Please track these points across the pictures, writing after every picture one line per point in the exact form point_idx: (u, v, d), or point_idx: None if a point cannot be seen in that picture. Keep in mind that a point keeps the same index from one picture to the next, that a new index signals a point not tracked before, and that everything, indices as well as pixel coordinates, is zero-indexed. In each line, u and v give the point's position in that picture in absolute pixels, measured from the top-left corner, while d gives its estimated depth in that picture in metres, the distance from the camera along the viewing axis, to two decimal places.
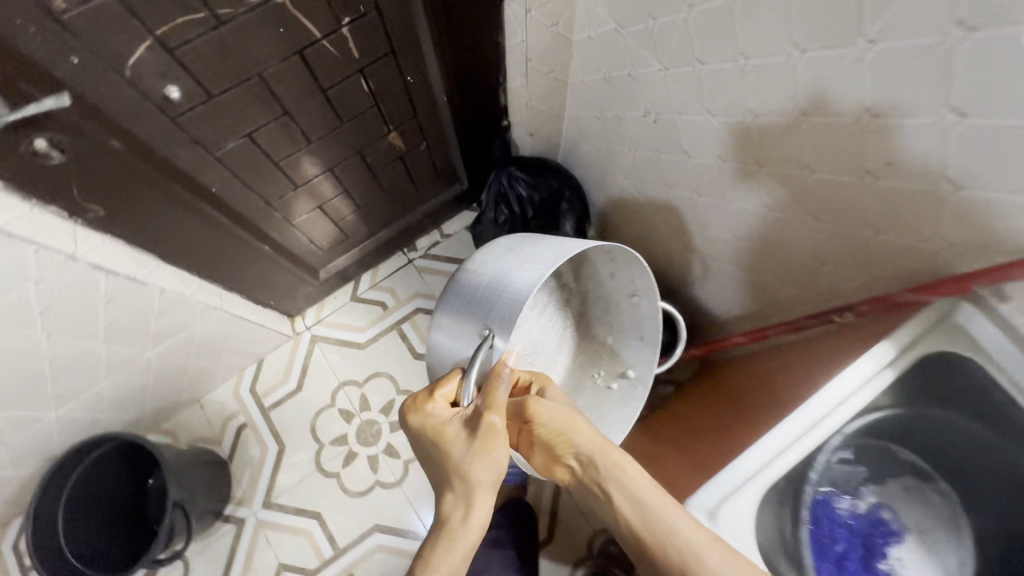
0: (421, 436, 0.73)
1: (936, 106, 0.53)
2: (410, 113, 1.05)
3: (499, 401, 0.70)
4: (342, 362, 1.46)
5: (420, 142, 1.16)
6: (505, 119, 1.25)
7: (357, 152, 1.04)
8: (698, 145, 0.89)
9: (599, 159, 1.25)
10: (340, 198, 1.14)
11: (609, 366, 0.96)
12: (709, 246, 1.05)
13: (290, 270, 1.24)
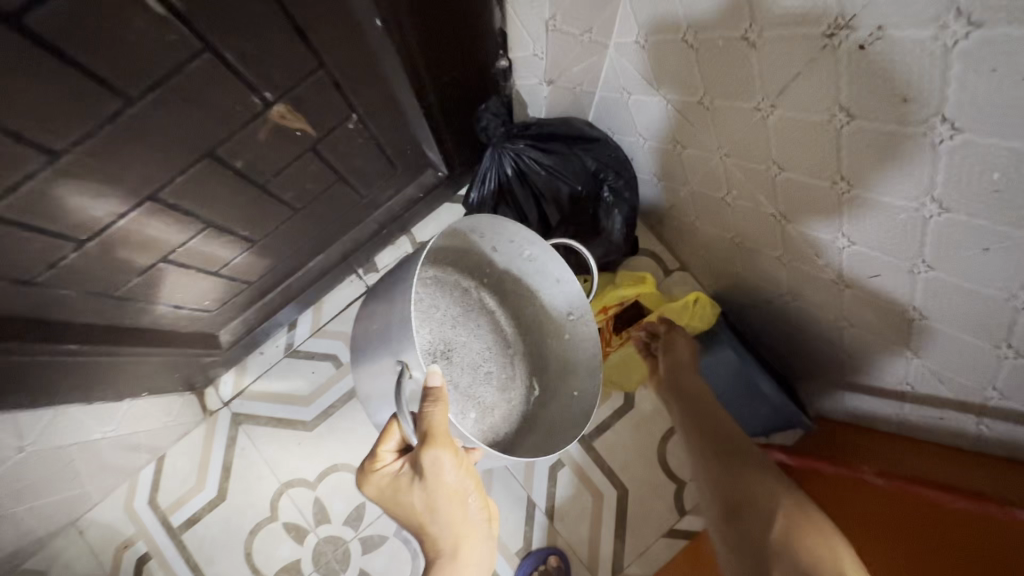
0: (383, 498, 0.61)
1: None
2: (309, 60, 0.55)
3: (442, 434, 0.57)
4: (282, 449, 1.04)
5: (346, 114, 0.67)
6: (502, 56, 0.76)
7: (217, 146, 0.57)
8: (880, 146, 0.47)
9: (654, 135, 0.78)
10: (205, 236, 0.68)
11: (560, 329, 0.79)
12: (854, 288, 0.64)
13: (150, 349, 0.78)
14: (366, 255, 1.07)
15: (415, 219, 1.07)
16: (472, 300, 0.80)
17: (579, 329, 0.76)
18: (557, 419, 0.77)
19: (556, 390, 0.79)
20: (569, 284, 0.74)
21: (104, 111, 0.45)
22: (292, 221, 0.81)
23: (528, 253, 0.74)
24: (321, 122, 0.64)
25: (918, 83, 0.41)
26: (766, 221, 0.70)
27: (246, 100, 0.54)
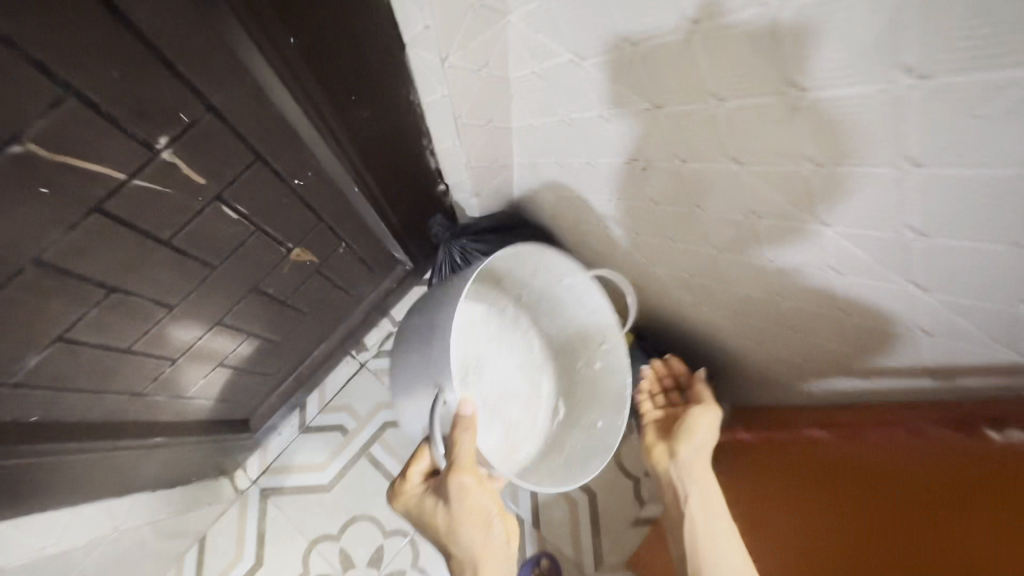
0: (413, 515, 0.71)
1: None
2: (316, 221, 0.76)
3: (465, 460, 0.65)
4: (308, 513, 1.15)
5: (339, 245, 0.85)
6: (441, 180, 0.96)
7: (255, 288, 0.74)
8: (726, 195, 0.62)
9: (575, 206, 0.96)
10: (247, 342, 0.83)
11: (586, 359, 0.91)
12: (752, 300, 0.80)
13: (200, 442, 0.92)
14: (356, 336, 1.21)
15: (392, 301, 1.23)
16: (508, 317, 0.93)
17: (598, 356, 0.89)
18: (565, 433, 0.90)
19: (578, 414, 0.90)
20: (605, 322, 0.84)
21: (196, 280, 0.64)
22: (304, 325, 0.95)
23: (562, 283, 0.85)
24: (323, 252, 0.82)
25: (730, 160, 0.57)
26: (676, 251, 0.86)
27: (275, 254, 0.73)
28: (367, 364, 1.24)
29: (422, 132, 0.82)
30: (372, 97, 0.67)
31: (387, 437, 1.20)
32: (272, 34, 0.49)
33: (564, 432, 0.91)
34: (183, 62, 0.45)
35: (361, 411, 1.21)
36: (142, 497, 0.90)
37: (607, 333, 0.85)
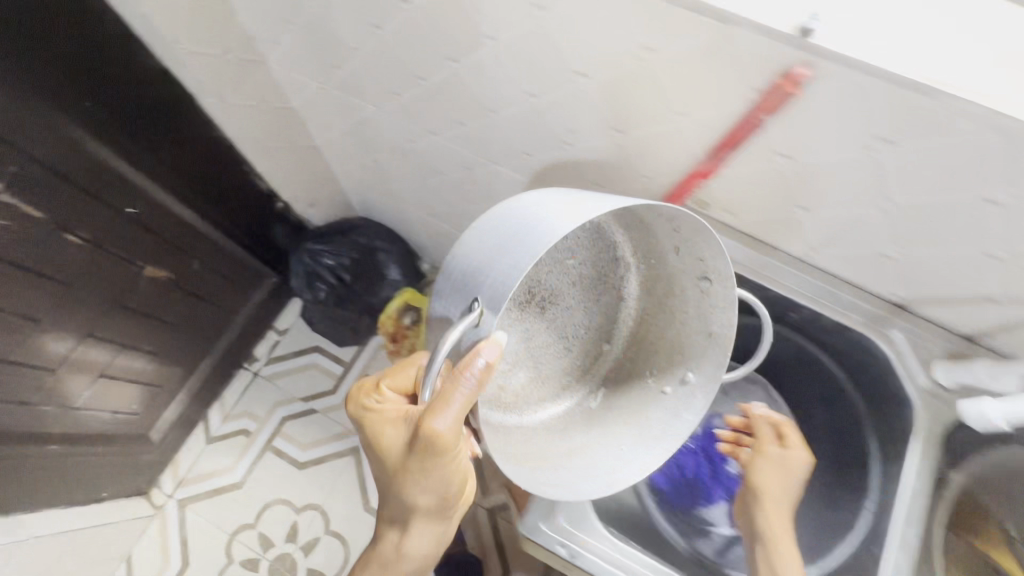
0: (361, 431, 0.58)
1: (562, 77, 0.56)
2: (161, 243, 0.95)
3: (444, 409, 0.49)
4: (224, 510, 1.29)
5: (190, 263, 1.04)
6: (278, 202, 1.18)
7: (116, 303, 0.92)
8: (445, 161, 0.89)
9: (390, 201, 1.22)
10: (124, 354, 0.99)
11: (681, 373, 0.66)
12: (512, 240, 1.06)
13: (104, 451, 1.07)
14: (242, 352, 1.38)
15: (271, 314, 1.43)
16: (605, 242, 0.67)
17: (681, 299, 0.65)
18: (634, 438, 0.65)
19: (638, 416, 0.68)
20: (721, 329, 0.61)
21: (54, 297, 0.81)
22: (178, 336, 1.12)
23: (674, 249, 0.60)
24: (176, 268, 1.01)
25: (430, 137, 0.84)
26: (462, 220, 1.13)
27: (128, 271, 0.91)
28: (259, 372, 1.41)
29: (242, 163, 1.02)
30: (185, 141, 0.89)
31: (286, 430, 1.37)
32: (67, 101, 0.70)
33: (638, 414, 0.67)
34: (8, 128, 0.65)
35: (260, 413, 1.38)
36: (57, 511, 1.04)
37: (693, 285, 0.63)
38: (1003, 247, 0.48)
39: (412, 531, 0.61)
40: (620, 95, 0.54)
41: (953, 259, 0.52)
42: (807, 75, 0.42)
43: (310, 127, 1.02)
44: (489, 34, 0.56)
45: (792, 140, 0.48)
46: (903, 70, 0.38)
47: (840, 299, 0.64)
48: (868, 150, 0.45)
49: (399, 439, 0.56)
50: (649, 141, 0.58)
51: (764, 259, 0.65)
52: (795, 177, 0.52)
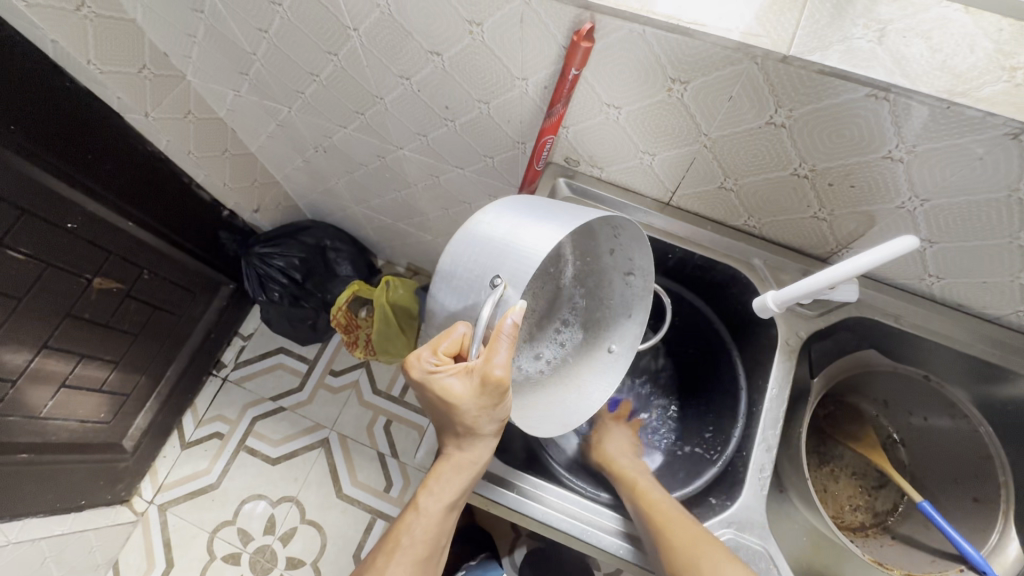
0: (425, 392, 0.54)
1: (420, 59, 0.63)
2: (104, 254, 1.00)
3: (501, 360, 0.50)
4: (202, 511, 1.35)
5: (140, 273, 1.10)
6: (223, 209, 1.25)
7: (68, 314, 0.97)
8: (361, 153, 0.96)
9: (331, 201, 1.29)
10: (82, 364, 1.04)
11: (605, 343, 0.66)
12: (441, 222, 1.12)
13: (75, 460, 1.12)
14: (210, 359, 1.45)
15: (235, 321, 1.49)
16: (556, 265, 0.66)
17: (616, 294, 0.66)
18: (578, 398, 0.64)
19: (580, 374, 0.66)
20: (639, 317, 0.64)
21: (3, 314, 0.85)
22: (137, 345, 1.18)
23: (608, 250, 0.63)
24: (125, 279, 1.07)
25: (341, 131, 0.91)
26: (395, 213, 1.19)
27: (75, 284, 0.96)
28: (228, 377, 1.47)
29: (178, 173, 1.08)
30: (118, 156, 0.95)
31: (257, 429, 1.43)
32: None
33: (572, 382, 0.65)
34: None
35: (231, 416, 1.44)
36: (35, 521, 1.09)
37: (618, 276, 0.64)
38: (804, 165, 0.54)
39: (475, 451, 0.58)
40: (466, 68, 0.61)
41: (776, 181, 0.58)
42: (595, 29, 0.49)
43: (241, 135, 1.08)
44: (353, 28, 0.63)
45: (611, 90, 0.55)
46: (669, 16, 0.45)
47: (706, 235, 0.70)
48: (670, 91, 0.52)
49: (466, 387, 0.52)
50: (505, 106, 0.65)
51: (635, 207, 0.71)
52: (628, 122, 0.59)
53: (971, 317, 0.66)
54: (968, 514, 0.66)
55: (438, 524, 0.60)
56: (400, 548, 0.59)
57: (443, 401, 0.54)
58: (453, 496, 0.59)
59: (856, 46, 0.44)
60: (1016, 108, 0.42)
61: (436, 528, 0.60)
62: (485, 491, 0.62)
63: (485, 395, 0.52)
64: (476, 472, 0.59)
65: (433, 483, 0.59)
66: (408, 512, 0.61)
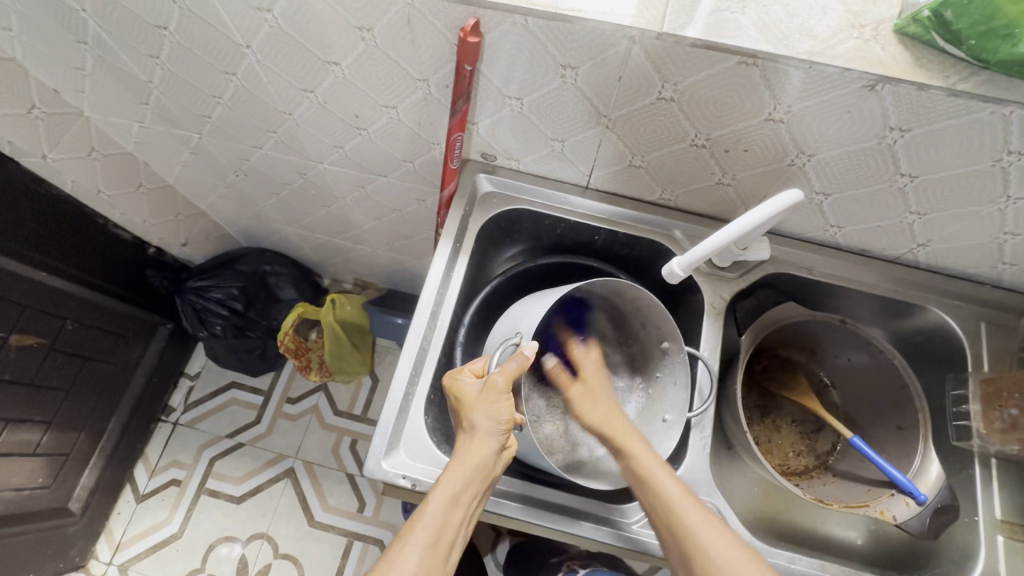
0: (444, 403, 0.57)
1: (319, 70, 0.62)
2: (19, 309, 0.94)
3: (506, 369, 0.54)
4: (168, 564, 1.28)
5: (63, 324, 1.04)
6: (148, 247, 1.20)
7: None
8: (283, 172, 0.94)
9: (263, 225, 1.26)
10: (8, 429, 0.97)
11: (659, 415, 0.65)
12: (377, 233, 1.11)
13: (16, 532, 1.05)
14: (156, 404, 1.38)
15: (179, 362, 1.43)
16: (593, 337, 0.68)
17: (661, 365, 0.66)
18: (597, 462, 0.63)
19: None
20: (683, 382, 0.63)
21: None
22: (70, 400, 1.11)
23: (642, 324, 0.66)
24: (47, 332, 1.00)
25: (256, 152, 0.88)
26: (330, 230, 1.17)
27: None
28: (178, 420, 1.41)
29: (91, 214, 1.03)
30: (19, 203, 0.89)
31: (216, 469, 1.37)
32: None
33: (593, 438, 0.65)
34: None
35: (187, 460, 1.38)
36: None
37: (659, 350, 0.65)
38: (700, 135, 0.57)
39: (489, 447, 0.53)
40: (365, 74, 0.61)
41: (678, 153, 0.61)
42: (480, 23, 0.49)
43: (155, 169, 1.04)
44: (246, 45, 0.62)
45: (509, 81, 0.56)
46: (546, 5, 0.47)
47: (626, 213, 0.72)
48: (564, 77, 0.54)
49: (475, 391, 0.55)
50: (412, 109, 0.65)
51: (555, 194, 0.73)
52: (532, 111, 0.60)
53: (873, 259, 0.71)
54: (896, 442, 0.71)
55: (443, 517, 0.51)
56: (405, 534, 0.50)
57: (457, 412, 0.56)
58: (459, 489, 0.52)
59: (723, 18, 0.47)
60: (866, 62, 0.45)
61: (449, 523, 0.51)
62: None
63: (489, 394, 0.54)
64: (492, 471, 0.54)
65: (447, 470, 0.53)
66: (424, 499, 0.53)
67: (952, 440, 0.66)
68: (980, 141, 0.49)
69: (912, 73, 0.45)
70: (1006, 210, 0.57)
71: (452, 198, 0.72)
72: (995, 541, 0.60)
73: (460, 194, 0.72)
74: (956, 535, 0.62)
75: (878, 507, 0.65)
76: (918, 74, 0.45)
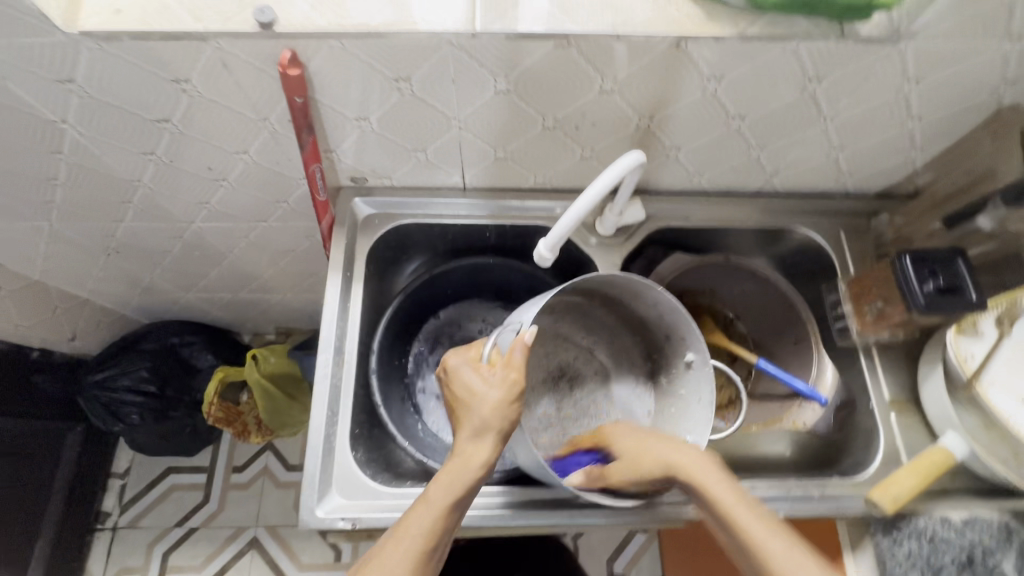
0: (448, 386, 0.53)
1: (152, 130, 0.59)
2: None
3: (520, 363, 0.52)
4: None
5: None
6: (31, 351, 1.09)
7: None
8: (155, 240, 0.88)
9: (158, 298, 1.18)
10: None
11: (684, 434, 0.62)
12: (280, 278, 1.07)
13: None
14: (87, 514, 1.27)
15: (103, 463, 1.31)
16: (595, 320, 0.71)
17: (686, 380, 0.64)
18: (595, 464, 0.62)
19: None
20: (708, 400, 0.60)
21: None
22: None
23: (664, 335, 0.67)
24: None
25: (119, 226, 0.82)
26: (231, 286, 1.12)
27: None
28: (117, 525, 1.30)
29: None
30: None
31: (172, 564, 1.28)
32: None
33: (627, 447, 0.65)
34: None
35: (136, 564, 1.27)
36: None
37: (682, 363, 0.65)
38: (547, 118, 0.59)
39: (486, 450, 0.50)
40: (203, 126, 0.58)
41: (535, 139, 0.62)
42: (298, 55, 0.49)
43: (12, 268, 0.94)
44: (63, 119, 0.57)
45: (350, 105, 0.56)
46: (357, 25, 0.47)
47: (508, 205, 0.73)
48: (401, 90, 0.54)
49: (479, 383, 0.52)
50: (265, 151, 0.63)
51: (436, 202, 0.73)
52: (383, 128, 0.60)
53: (739, 196, 0.76)
54: (795, 355, 0.76)
55: (438, 521, 0.47)
56: (397, 538, 0.46)
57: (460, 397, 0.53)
58: (457, 488, 0.48)
59: (530, 7, 0.49)
60: (664, 25, 0.49)
61: (441, 528, 0.48)
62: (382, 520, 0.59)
63: (504, 386, 0.51)
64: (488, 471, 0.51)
65: (444, 471, 0.49)
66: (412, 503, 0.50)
67: (838, 341, 0.73)
68: (784, 75, 0.54)
69: (706, 28, 0.49)
70: (827, 130, 0.63)
71: (333, 228, 0.70)
72: (889, 421, 0.66)
73: (341, 224, 0.70)
74: (860, 424, 0.69)
75: (790, 419, 0.73)
76: (710, 27, 0.49)
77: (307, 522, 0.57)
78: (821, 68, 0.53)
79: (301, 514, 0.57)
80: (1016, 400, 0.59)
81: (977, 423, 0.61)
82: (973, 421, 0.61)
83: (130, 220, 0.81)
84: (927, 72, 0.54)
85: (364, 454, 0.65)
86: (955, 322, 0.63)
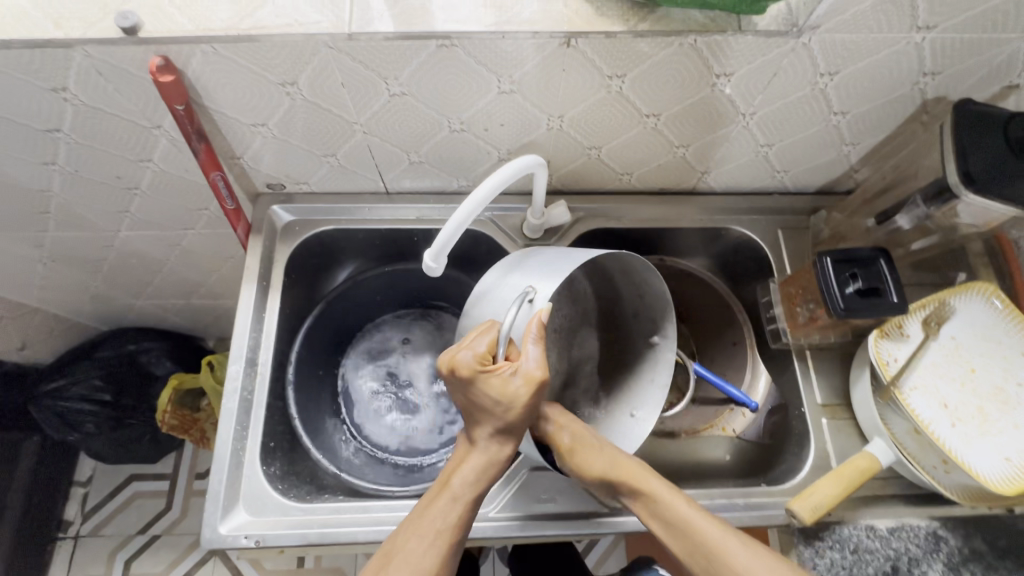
0: (461, 383, 0.47)
1: (45, 140, 0.57)
2: None
3: (543, 361, 0.46)
4: None
5: None
6: None
7: None
8: (86, 249, 0.86)
9: (109, 305, 1.16)
10: None
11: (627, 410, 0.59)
12: (226, 284, 1.05)
13: None
14: (48, 523, 1.26)
15: (64, 471, 1.30)
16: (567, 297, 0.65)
17: (645, 362, 0.60)
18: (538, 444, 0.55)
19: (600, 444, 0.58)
20: (662, 382, 0.57)
21: None
22: None
23: (633, 314, 0.61)
24: None
25: (44, 236, 0.81)
26: (179, 293, 1.10)
27: None
28: (79, 533, 1.29)
29: None
30: None
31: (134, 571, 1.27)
32: None
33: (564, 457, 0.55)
34: None
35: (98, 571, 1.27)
36: None
37: (645, 343, 0.60)
38: (453, 120, 0.57)
39: (506, 444, 0.49)
40: (95, 135, 0.56)
41: (446, 141, 0.60)
42: (169, 61, 0.47)
43: None
44: None
45: (242, 111, 0.54)
46: (227, 29, 0.45)
47: (433, 208, 0.71)
48: (291, 95, 0.52)
49: (500, 386, 0.46)
50: (169, 159, 0.61)
51: (358, 207, 0.71)
52: (283, 132, 0.58)
53: (673, 195, 0.74)
54: (730, 357, 0.75)
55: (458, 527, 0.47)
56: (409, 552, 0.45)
57: (480, 395, 0.46)
58: (478, 485, 0.48)
59: (409, 7, 0.47)
60: (551, 22, 0.47)
61: (464, 523, 0.47)
62: (285, 538, 0.57)
63: (530, 388, 0.45)
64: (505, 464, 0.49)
65: (461, 477, 0.48)
66: (427, 502, 0.48)
67: (771, 344, 0.71)
68: (690, 71, 0.52)
69: (596, 24, 0.47)
70: (749, 126, 0.60)
71: (250, 235, 0.68)
72: (820, 425, 0.64)
73: (257, 231, 0.68)
74: (794, 427, 0.67)
75: (721, 424, 0.72)
76: (599, 23, 0.47)
77: (210, 541, 0.56)
78: (725, 63, 0.51)
79: (205, 533, 0.56)
80: (939, 405, 0.57)
81: (907, 427, 0.59)
82: (903, 425, 0.59)
83: (52, 229, 0.79)
84: (839, 65, 0.52)
85: (276, 469, 0.63)
86: (880, 325, 0.61)
